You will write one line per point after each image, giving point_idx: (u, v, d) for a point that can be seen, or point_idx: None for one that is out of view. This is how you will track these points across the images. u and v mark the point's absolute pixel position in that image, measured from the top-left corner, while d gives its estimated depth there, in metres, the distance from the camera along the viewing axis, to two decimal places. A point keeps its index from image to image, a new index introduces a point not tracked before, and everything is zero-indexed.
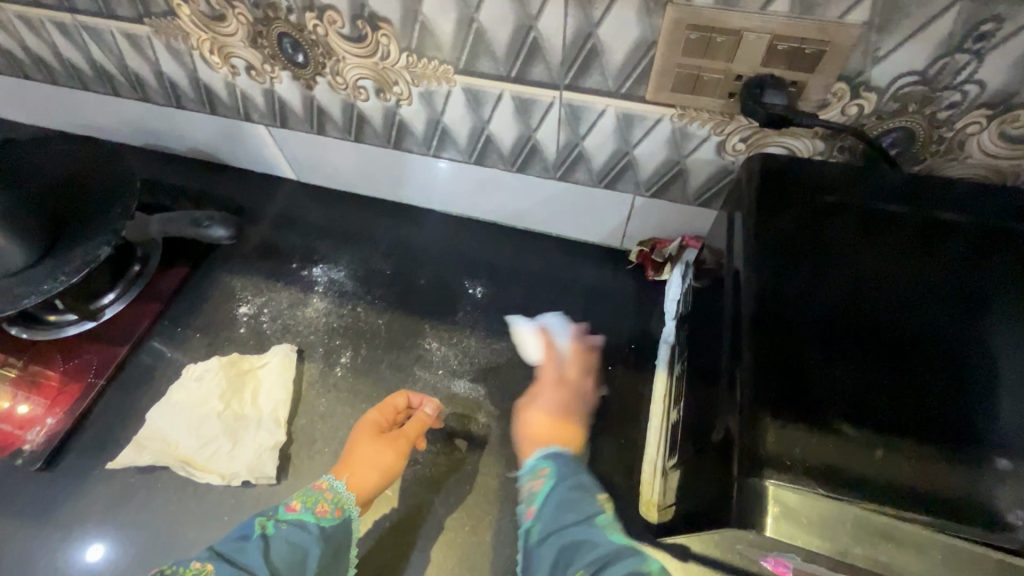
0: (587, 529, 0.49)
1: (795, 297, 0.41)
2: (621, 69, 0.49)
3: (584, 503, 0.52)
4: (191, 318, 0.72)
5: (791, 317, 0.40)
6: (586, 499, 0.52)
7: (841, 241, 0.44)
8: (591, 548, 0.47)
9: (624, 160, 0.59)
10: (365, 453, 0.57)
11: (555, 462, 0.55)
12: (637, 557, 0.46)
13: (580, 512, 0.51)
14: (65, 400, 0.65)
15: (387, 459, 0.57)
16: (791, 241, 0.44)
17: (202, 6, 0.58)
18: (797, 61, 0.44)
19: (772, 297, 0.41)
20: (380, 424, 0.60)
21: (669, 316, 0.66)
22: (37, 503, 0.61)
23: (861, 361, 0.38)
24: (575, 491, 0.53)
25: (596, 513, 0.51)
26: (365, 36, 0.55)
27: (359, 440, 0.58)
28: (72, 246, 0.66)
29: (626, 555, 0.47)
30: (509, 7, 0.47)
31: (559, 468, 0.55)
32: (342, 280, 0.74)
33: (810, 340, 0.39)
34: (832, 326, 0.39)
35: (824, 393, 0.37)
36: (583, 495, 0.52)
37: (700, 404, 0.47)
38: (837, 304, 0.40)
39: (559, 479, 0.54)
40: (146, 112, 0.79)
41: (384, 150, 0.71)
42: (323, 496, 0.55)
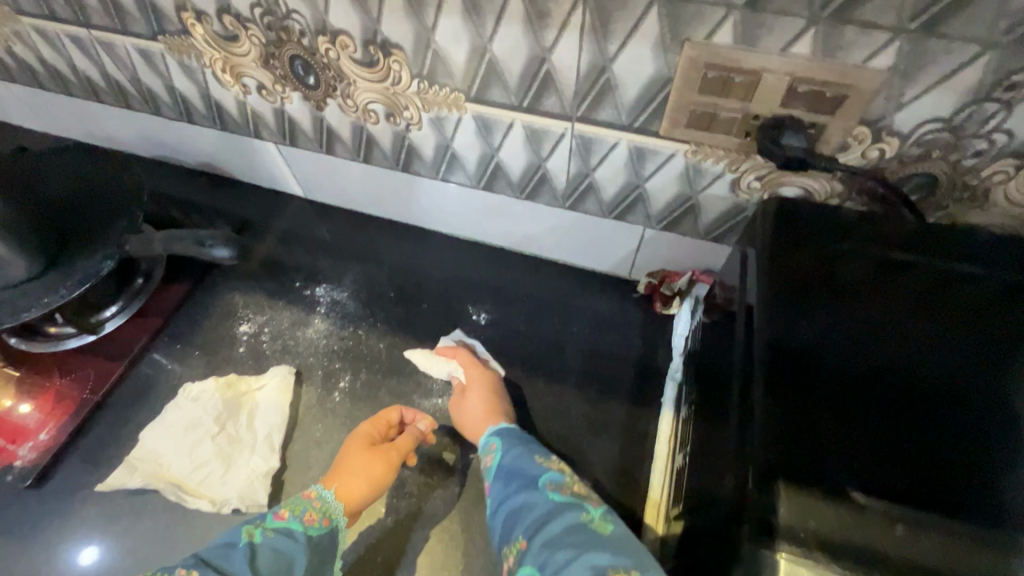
0: (528, 490, 0.50)
1: (809, 348, 0.39)
2: (635, 104, 0.48)
3: (529, 467, 0.53)
4: (191, 335, 0.71)
5: (804, 370, 0.38)
6: (531, 463, 0.53)
7: (855, 289, 0.42)
8: (528, 513, 0.49)
9: (635, 193, 0.58)
10: (357, 463, 0.56)
11: (501, 436, 0.56)
12: (577, 510, 0.48)
13: (526, 479, 0.52)
14: (59, 416, 0.64)
15: (376, 471, 0.56)
16: (804, 287, 0.42)
17: (215, 26, 0.58)
18: (818, 103, 0.42)
19: (785, 348, 0.39)
20: (371, 435, 0.59)
21: (675, 351, 0.65)
22: (27, 521, 0.60)
23: (877, 420, 0.36)
24: (526, 456, 0.54)
25: (542, 474, 0.52)
26: (376, 61, 0.54)
27: (350, 450, 0.58)
28: (76, 259, 0.66)
29: (567, 509, 0.48)
30: (522, 40, 0.47)
31: (507, 441, 0.56)
32: (344, 301, 0.73)
33: (824, 396, 0.37)
34: (845, 380, 0.38)
35: (840, 455, 0.35)
36: (531, 459, 0.54)
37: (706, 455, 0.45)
38: (851, 357, 0.39)
39: (508, 448, 0.55)
40: (158, 126, 0.79)
41: (392, 172, 0.70)
42: (311, 504, 0.53)
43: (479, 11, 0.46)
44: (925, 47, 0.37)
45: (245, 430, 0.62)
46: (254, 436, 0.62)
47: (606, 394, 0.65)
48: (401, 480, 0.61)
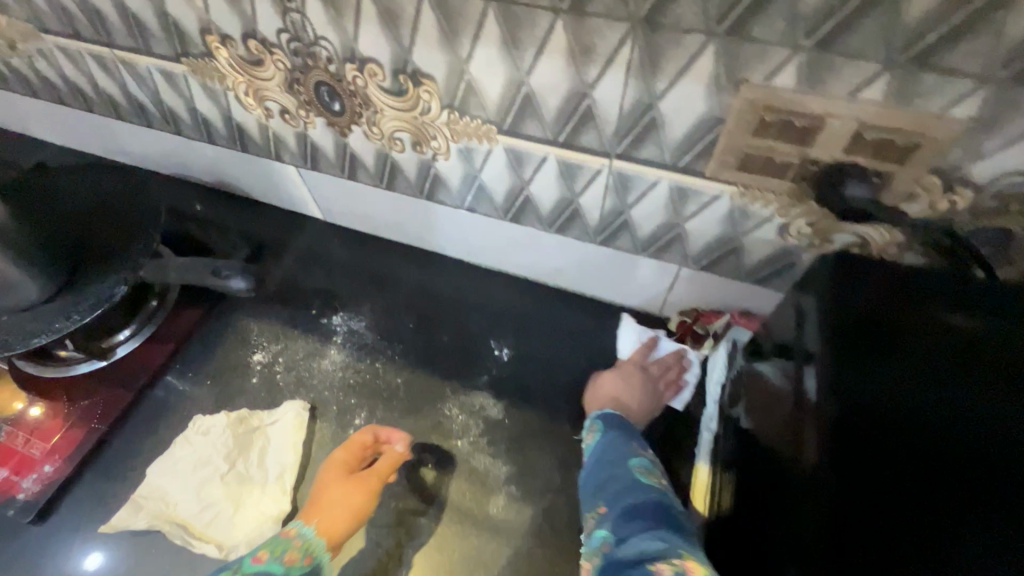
0: (618, 465, 0.52)
1: (872, 402, 0.36)
2: (680, 144, 0.45)
3: (626, 446, 0.54)
4: (203, 363, 0.69)
5: (865, 429, 0.35)
6: (627, 442, 0.54)
7: (945, 328, 0.37)
8: (612, 484, 0.50)
9: (673, 232, 0.55)
10: (336, 496, 0.55)
11: (602, 419, 0.57)
12: (662, 496, 0.49)
13: (617, 454, 0.53)
14: (65, 446, 0.62)
15: (358, 498, 0.55)
16: (867, 335, 0.39)
17: (240, 50, 0.56)
18: (885, 151, 0.39)
19: (843, 404, 0.37)
20: (348, 462, 0.58)
21: (709, 399, 0.61)
22: (30, 558, 0.58)
23: (966, 481, 0.30)
24: (622, 438, 0.55)
25: (633, 455, 0.53)
26: (406, 90, 0.52)
27: (326, 483, 0.56)
28: (88, 283, 0.65)
29: (655, 492, 0.49)
30: (563, 75, 0.44)
31: (609, 424, 0.56)
32: (361, 331, 0.70)
33: (888, 457, 0.34)
34: (924, 436, 0.33)
35: (905, 528, 0.31)
36: (630, 441, 0.55)
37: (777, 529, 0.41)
38: (934, 408, 0.34)
39: (607, 425, 0.56)
40: (179, 145, 0.77)
41: (415, 199, 0.67)
42: (292, 543, 0.52)
43: (519, 44, 0.43)
44: (1014, 98, 0.34)
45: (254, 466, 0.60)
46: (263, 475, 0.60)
47: None
48: (417, 527, 0.58)
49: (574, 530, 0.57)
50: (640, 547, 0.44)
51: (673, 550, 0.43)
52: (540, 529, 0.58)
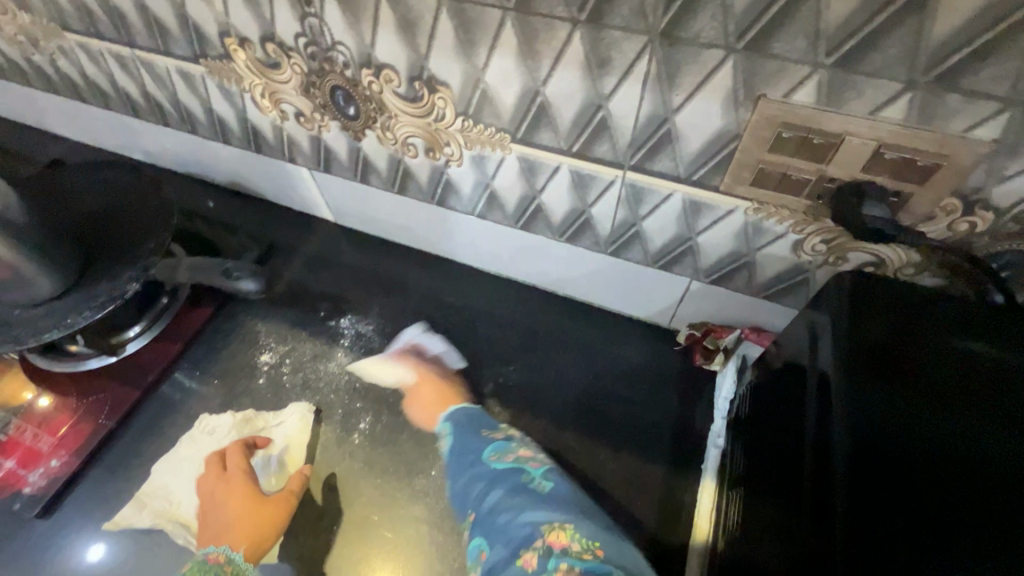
0: (473, 466, 0.54)
1: (885, 423, 0.36)
2: (695, 158, 0.45)
3: (475, 442, 0.57)
4: (211, 362, 0.69)
5: (882, 449, 0.35)
6: (478, 438, 0.57)
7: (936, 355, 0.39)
8: (475, 485, 0.53)
9: (684, 245, 0.55)
10: (250, 522, 0.54)
11: (453, 419, 0.60)
12: (518, 474, 0.53)
13: (472, 453, 0.56)
14: (72, 441, 0.62)
15: (276, 519, 0.55)
16: (882, 355, 0.39)
17: (258, 53, 0.56)
18: (905, 172, 0.39)
19: (859, 423, 0.36)
20: (252, 485, 0.57)
21: (717, 414, 0.61)
22: (34, 553, 0.58)
23: (966, 506, 0.32)
24: (475, 433, 0.58)
25: (487, 447, 0.56)
26: (420, 96, 0.52)
27: (238, 508, 0.55)
28: (100, 280, 0.65)
29: (512, 474, 0.53)
30: (579, 86, 0.44)
31: (456, 422, 0.59)
32: (369, 334, 0.70)
33: (904, 479, 0.33)
34: (929, 460, 0.34)
35: (924, 552, 0.31)
36: (478, 433, 0.58)
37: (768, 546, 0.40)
38: (933, 432, 0.35)
39: (456, 429, 0.59)
40: (193, 145, 0.78)
41: (427, 205, 0.67)
42: (222, 567, 0.49)
43: (536, 54, 0.43)
44: None
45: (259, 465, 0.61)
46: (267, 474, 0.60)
47: (641, 456, 0.61)
48: (420, 535, 0.57)
49: None
50: (510, 535, 0.47)
51: (535, 531, 0.46)
52: None
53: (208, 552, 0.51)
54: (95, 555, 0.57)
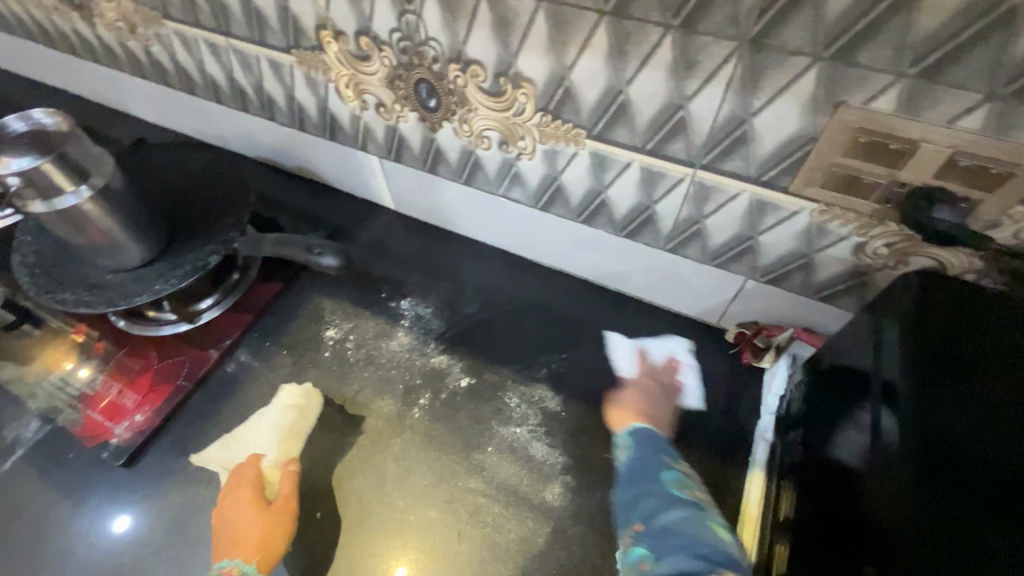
0: (649, 480, 0.52)
1: (946, 431, 0.38)
2: (768, 158, 0.47)
3: (660, 463, 0.54)
4: (280, 333, 0.74)
5: (944, 462, 0.37)
6: (661, 459, 0.55)
7: (989, 371, 0.41)
8: (647, 500, 0.50)
9: (746, 244, 0.57)
10: (254, 536, 0.54)
11: (636, 436, 0.57)
12: (695, 510, 0.50)
13: (650, 470, 0.53)
14: (155, 398, 0.67)
15: (282, 524, 0.56)
16: (943, 363, 0.41)
17: (350, 46, 0.60)
18: (977, 179, 0.41)
19: (923, 437, 0.38)
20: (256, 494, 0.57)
21: (765, 409, 0.63)
22: (115, 498, 0.62)
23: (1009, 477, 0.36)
24: (658, 457, 0.55)
25: (666, 470, 0.53)
26: (504, 91, 0.55)
27: (246, 525, 0.55)
28: (184, 251, 0.70)
29: (687, 506, 0.50)
30: (662, 86, 0.47)
31: (640, 440, 0.57)
32: (427, 316, 0.74)
33: (964, 484, 0.36)
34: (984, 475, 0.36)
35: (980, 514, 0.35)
36: (663, 456, 0.55)
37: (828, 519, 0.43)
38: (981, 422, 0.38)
39: (641, 446, 0.56)
40: (268, 131, 0.83)
41: (491, 196, 0.71)
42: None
43: (624, 55, 0.46)
44: None
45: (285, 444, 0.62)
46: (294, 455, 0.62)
47: (689, 447, 0.63)
48: (476, 506, 0.60)
49: None
50: (677, 560, 0.45)
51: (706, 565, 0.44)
52: (594, 519, 0.59)
53: (223, 565, 0.53)
54: (121, 526, 0.60)
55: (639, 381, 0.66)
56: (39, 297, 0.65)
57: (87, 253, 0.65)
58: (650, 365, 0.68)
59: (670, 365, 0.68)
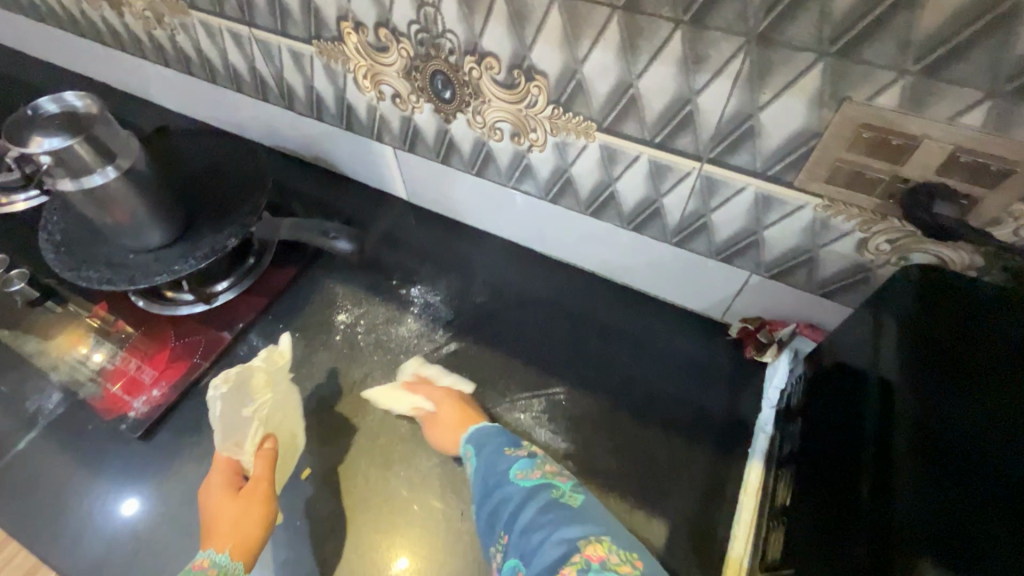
0: (501, 485, 0.57)
1: (937, 402, 0.40)
2: (774, 153, 0.49)
3: (502, 461, 0.59)
4: (293, 317, 0.76)
5: (939, 451, 0.38)
6: (507, 456, 0.59)
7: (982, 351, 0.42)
8: (506, 508, 0.55)
9: (750, 238, 0.58)
10: (228, 523, 0.55)
11: (474, 440, 0.61)
12: (549, 489, 0.56)
13: (500, 471, 0.58)
14: (172, 374, 0.69)
15: (254, 511, 0.56)
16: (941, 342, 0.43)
17: (370, 37, 0.62)
18: (978, 175, 0.42)
19: (918, 435, 0.39)
20: (229, 484, 0.59)
21: (766, 403, 0.63)
22: (131, 469, 0.64)
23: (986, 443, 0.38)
24: (500, 451, 0.59)
25: (514, 465, 0.58)
26: (517, 84, 0.57)
27: (220, 514, 0.56)
28: (203, 233, 0.72)
29: (541, 493, 0.56)
30: (672, 80, 0.48)
31: (480, 446, 0.60)
32: (436, 304, 0.76)
33: (948, 448, 0.38)
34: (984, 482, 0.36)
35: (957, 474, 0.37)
36: (507, 449, 0.60)
37: (822, 499, 0.44)
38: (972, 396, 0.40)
39: (483, 452, 0.60)
40: (286, 120, 0.85)
41: (502, 187, 0.72)
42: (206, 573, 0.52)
43: (635, 49, 0.47)
44: None
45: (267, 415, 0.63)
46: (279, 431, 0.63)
47: (691, 437, 0.64)
48: None
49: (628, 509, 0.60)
50: (551, 550, 0.51)
51: (571, 547, 0.51)
52: None
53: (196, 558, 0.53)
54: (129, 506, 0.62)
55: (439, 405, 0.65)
56: (64, 273, 0.68)
57: (111, 232, 0.68)
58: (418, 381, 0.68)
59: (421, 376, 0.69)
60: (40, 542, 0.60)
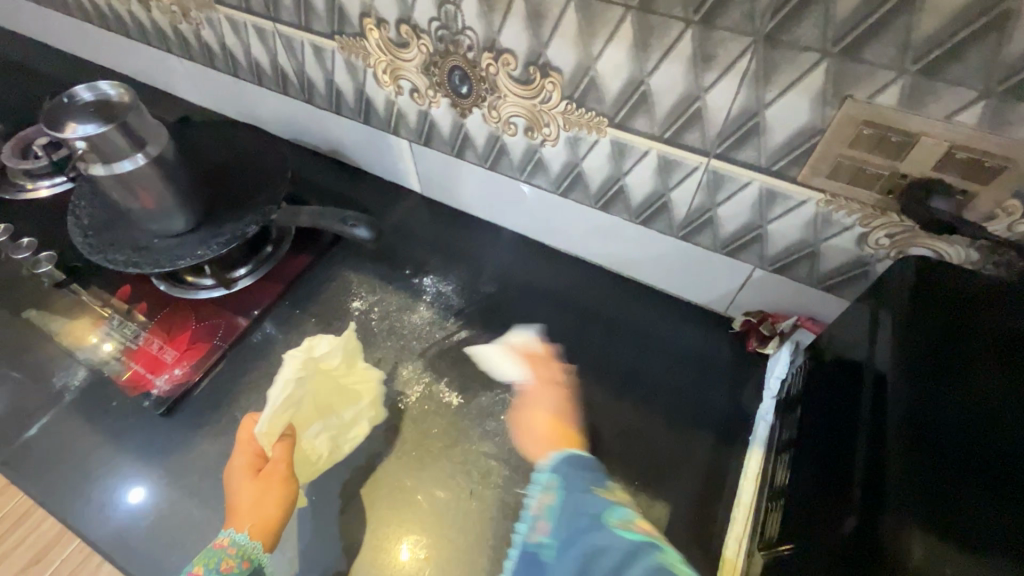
0: (595, 532, 0.44)
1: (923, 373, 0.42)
2: (778, 149, 0.51)
3: (593, 504, 0.46)
4: (309, 303, 0.78)
5: (923, 417, 0.40)
6: (595, 497, 0.47)
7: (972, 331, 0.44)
8: (601, 554, 0.42)
9: (754, 233, 0.60)
10: (248, 502, 0.56)
11: (561, 472, 0.51)
12: (654, 551, 0.42)
13: (586, 514, 0.46)
14: (193, 354, 0.72)
15: (273, 492, 0.56)
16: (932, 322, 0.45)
17: (391, 33, 0.65)
18: (973, 171, 0.44)
19: (906, 406, 0.41)
20: (250, 464, 0.59)
21: (767, 392, 0.65)
22: (154, 444, 0.67)
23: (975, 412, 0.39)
24: (589, 491, 0.48)
25: (607, 510, 0.46)
26: (533, 79, 0.59)
27: (240, 495, 0.56)
28: (224, 220, 0.75)
29: (643, 549, 0.43)
30: (682, 78, 0.50)
31: (568, 477, 0.50)
32: (448, 293, 0.78)
33: (931, 413, 0.40)
34: (960, 444, 0.38)
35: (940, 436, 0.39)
36: (597, 482, 0.50)
37: (819, 473, 0.46)
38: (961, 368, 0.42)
39: (570, 484, 0.49)
40: (305, 113, 0.87)
41: (513, 181, 0.75)
42: (226, 553, 0.52)
43: (647, 47, 0.50)
44: None
45: (294, 405, 0.64)
46: (298, 417, 0.64)
47: (694, 425, 0.66)
48: (487, 469, 0.64)
49: (631, 492, 0.62)
50: None
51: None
52: None
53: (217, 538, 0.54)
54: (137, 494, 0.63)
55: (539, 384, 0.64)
56: (92, 256, 0.70)
57: (137, 217, 0.70)
58: (546, 360, 0.67)
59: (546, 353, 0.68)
60: (67, 508, 0.62)
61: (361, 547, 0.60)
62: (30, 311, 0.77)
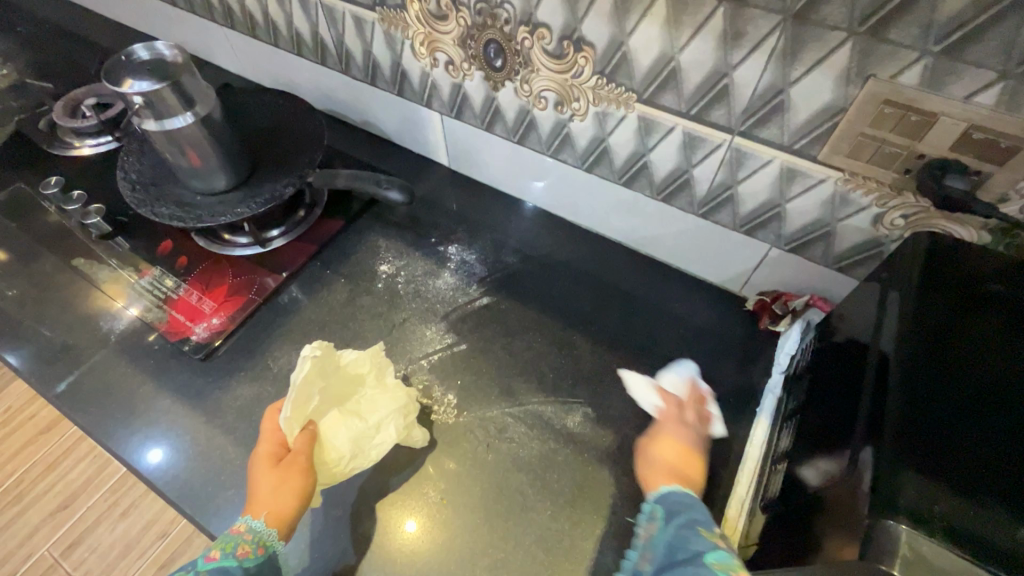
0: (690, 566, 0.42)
1: (931, 345, 0.44)
2: (801, 127, 0.53)
3: (699, 546, 0.43)
4: (339, 264, 0.82)
5: (925, 385, 0.42)
6: (699, 539, 0.44)
7: (978, 314, 0.46)
8: None
9: (773, 211, 0.62)
10: (265, 490, 0.55)
11: (665, 506, 0.50)
12: None
13: (689, 550, 0.43)
14: (230, 306, 0.76)
15: (290, 482, 0.56)
16: (941, 302, 0.47)
17: (431, 5, 0.67)
18: (989, 151, 0.46)
19: (912, 372, 0.43)
20: (271, 451, 0.59)
21: (777, 367, 0.67)
22: (192, 386, 0.71)
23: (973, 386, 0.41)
24: (690, 529, 0.46)
25: (708, 551, 0.43)
26: (566, 54, 0.62)
27: (258, 483, 0.56)
28: (263, 181, 0.78)
29: None
30: (711, 54, 0.52)
31: (670, 511, 0.49)
32: (472, 262, 0.81)
33: (934, 383, 0.42)
34: (953, 414, 0.40)
35: (939, 404, 0.41)
36: (699, 534, 0.45)
37: (820, 433, 0.48)
38: (967, 347, 0.44)
39: (672, 521, 0.48)
40: (340, 85, 0.91)
41: (541, 155, 0.77)
42: (242, 538, 0.52)
43: (680, 24, 0.52)
44: None
45: (317, 400, 0.62)
46: (319, 413, 0.62)
47: None
48: (504, 425, 0.67)
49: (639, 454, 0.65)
50: None
51: None
52: (610, 448, 0.65)
53: (232, 524, 0.54)
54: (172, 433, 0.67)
55: (670, 419, 0.62)
56: (139, 209, 0.74)
57: (184, 174, 0.74)
58: (676, 395, 0.65)
59: (691, 389, 0.65)
60: (112, 439, 0.67)
61: (382, 491, 0.64)
62: (79, 260, 0.82)
